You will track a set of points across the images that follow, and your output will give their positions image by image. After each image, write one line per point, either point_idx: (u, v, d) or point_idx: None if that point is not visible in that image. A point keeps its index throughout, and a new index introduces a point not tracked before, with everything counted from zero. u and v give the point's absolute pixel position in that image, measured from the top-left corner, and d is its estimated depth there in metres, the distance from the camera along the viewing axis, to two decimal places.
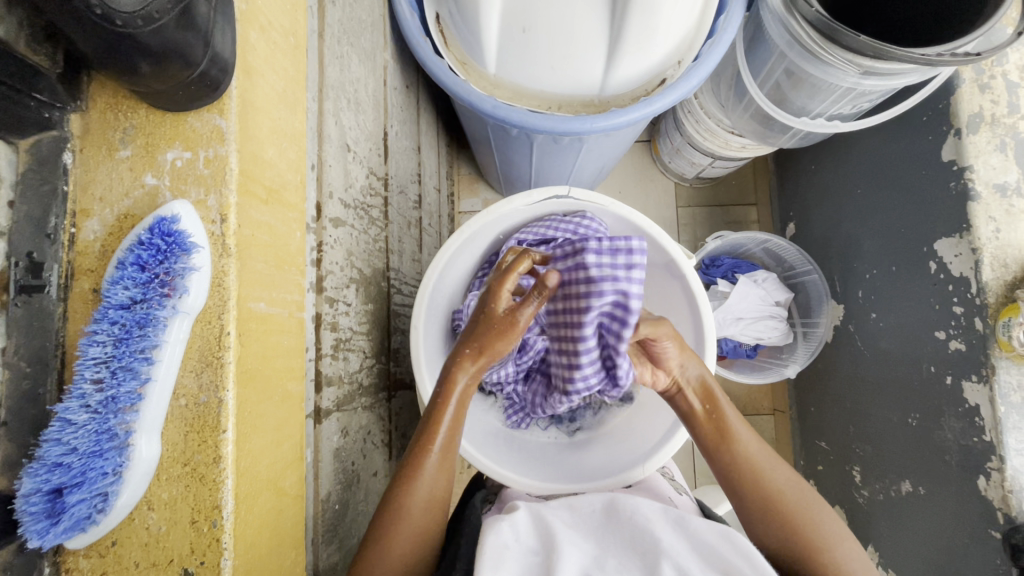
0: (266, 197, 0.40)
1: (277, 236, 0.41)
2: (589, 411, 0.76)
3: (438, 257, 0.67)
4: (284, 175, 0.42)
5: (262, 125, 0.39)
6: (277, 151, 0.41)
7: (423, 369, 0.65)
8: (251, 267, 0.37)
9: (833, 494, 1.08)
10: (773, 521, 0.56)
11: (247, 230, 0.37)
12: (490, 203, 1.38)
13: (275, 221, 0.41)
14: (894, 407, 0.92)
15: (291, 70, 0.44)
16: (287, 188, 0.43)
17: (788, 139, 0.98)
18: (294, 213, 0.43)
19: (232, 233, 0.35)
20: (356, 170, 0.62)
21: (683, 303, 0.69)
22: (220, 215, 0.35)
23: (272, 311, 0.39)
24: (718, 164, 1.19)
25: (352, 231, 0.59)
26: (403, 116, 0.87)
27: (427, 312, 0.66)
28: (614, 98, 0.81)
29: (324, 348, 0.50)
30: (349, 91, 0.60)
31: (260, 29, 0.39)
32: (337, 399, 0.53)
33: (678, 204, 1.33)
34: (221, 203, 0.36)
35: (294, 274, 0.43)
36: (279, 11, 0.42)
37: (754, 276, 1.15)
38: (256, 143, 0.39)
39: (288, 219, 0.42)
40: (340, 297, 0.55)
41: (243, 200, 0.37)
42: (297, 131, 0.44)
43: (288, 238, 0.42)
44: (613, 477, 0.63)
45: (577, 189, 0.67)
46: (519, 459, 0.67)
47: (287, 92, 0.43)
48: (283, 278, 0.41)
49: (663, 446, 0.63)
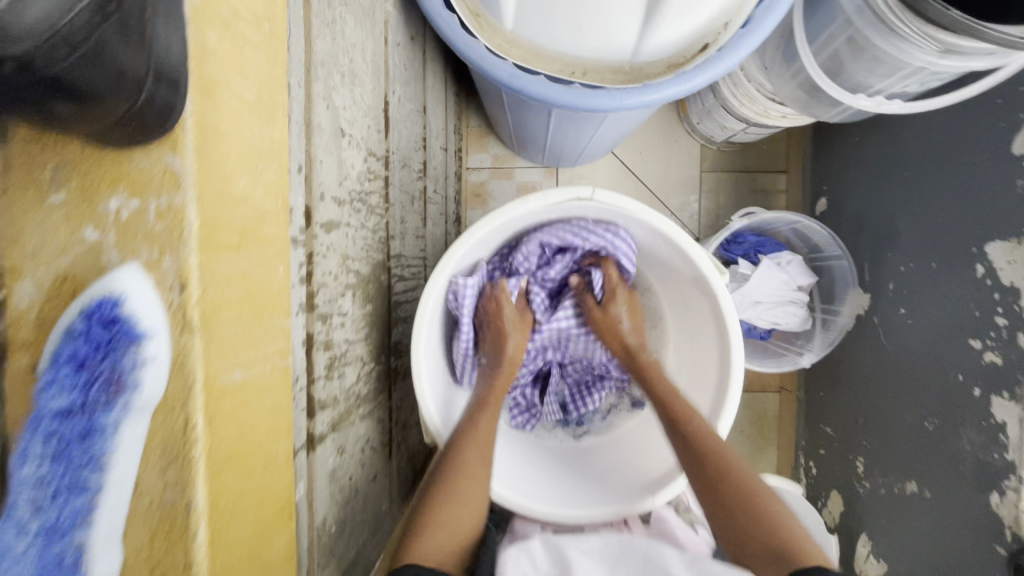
0: (239, 239, 0.34)
1: (254, 285, 0.36)
2: (599, 415, 0.75)
3: (449, 254, 0.58)
4: (262, 207, 0.36)
5: (233, 150, 0.33)
6: (251, 175, 0.35)
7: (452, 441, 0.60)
8: (215, 335, 0.33)
9: (833, 479, 1.13)
10: (710, 487, 0.56)
11: (213, 290, 0.32)
12: (501, 160, 1.33)
13: (251, 262, 0.36)
14: (910, 408, 0.91)
15: (267, 65, 0.36)
16: (268, 216, 0.37)
17: (836, 113, 0.89)
18: (275, 247, 0.38)
19: (195, 302, 0.31)
20: (352, 156, 0.55)
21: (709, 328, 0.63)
22: (178, 283, 0.31)
23: (250, 375, 0.36)
24: (752, 129, 1.11)
25: (348, 231, 0.53)
26: (408, 78, 0.78)
27: (432, 307, 0.60)
28: (647, 65, 0.71)
29: (317, 371, 0.47)
30: (343, 63, 0.52)
31: (222, 25, 0.32)
32: (333, 420, 0.50)
33: (702, 167, 1.33)
34: (179, 265, 0.30)
35: (272, 318, 0.39)
36: None
37: (778, 258, 1.09)
38: (223, 178, 0.33)
39: (267, 259, 0.37)
40: (336, 309, 0.50)
41: (207, 256, 0.32)
42: (279, 141, 0.38)
43: (268, 281, 0.38)
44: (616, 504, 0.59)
45: (601, 192, 0.54)
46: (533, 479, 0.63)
47: (264, 96, 0.36)
48: (260, 328, 0.37)
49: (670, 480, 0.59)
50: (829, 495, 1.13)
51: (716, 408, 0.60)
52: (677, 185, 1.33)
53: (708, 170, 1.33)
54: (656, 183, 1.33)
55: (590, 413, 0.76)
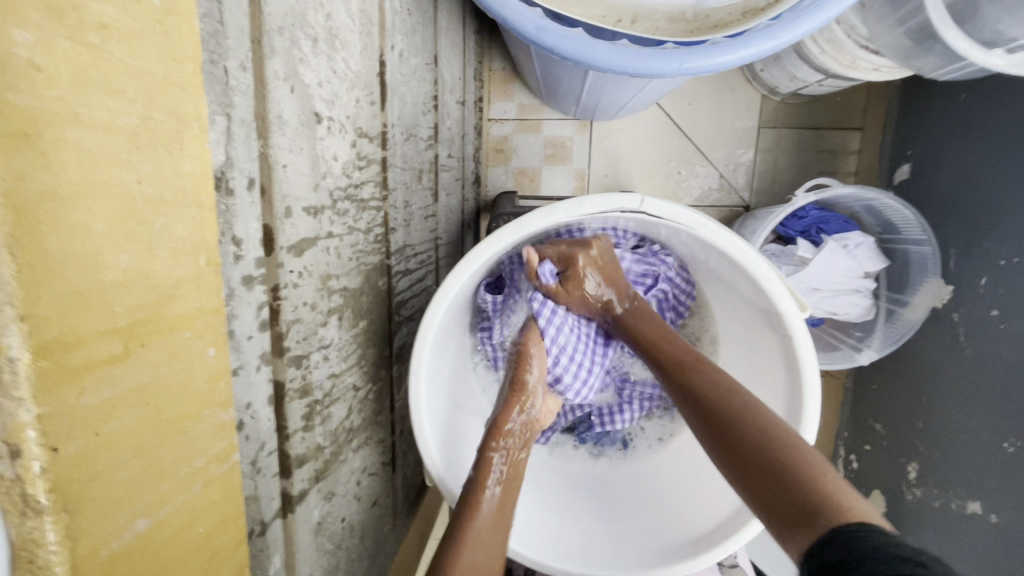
0: (126, 341, 0.21)
1: (167, 399, 0.23)
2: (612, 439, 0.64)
3: (446, 285, 0.46)
4: (173, 280, 0.23)
5: (97, 213, 0.19)
6: (141, 242, 0.21)
7: (436, 463, 0.48)
8: (81, 503, 0.19)
9: (875, 478, 1.04)
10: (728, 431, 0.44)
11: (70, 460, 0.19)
12: (526, 110, 1.17)
13: (152, 365, 0.22)
14: (987, 423, 0.80)
15: (185, 56, 0.23)
16: (178, 290, 0.23)
17: (952, 70, 0.71)
18: (204, 327, 0.25)
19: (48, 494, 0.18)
20: (337, 145, 0.44)
21: (775, 375, 0.47)
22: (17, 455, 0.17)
23: (169, 532, 0.24)
24: (829, 80, 0.92)
25: (329, 242, 0.43)
26: (413, 24, 0.63)
27: (439, 316, 0.47)
28: (714, 14, 0.56)
29: (292, 425, 0.39)
30: (320, 24, 0.40)
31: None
32: (316, 471, 0.43)
33: (761, 122, 1.14)
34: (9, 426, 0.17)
35: (197, 426, 0.25)
36: None
37: (844, 240, 0.95)
38: (73, 265, 0.19)
39: (190, 352, 0.24)
40: (314, 344, 0.41)
41: (55, 406, 0.18)
42: (192, 175, 0.24)
43: (191, 382, 0.25)
44: (669, 548, 0.49)
45: (651, 200, 0.43)
46: (547, 527, 0.52)
47: (152, 118, 0.22)
48: (177, 451, 0.24)
49: (717, 544, 0.47)
50: (868, 493, 1.05)
51: None
52: (729, 142, 1.15)
53: (766, 125, 1.14)
54: (704, 140, 1.16)
55: (609, 434, 0.64)
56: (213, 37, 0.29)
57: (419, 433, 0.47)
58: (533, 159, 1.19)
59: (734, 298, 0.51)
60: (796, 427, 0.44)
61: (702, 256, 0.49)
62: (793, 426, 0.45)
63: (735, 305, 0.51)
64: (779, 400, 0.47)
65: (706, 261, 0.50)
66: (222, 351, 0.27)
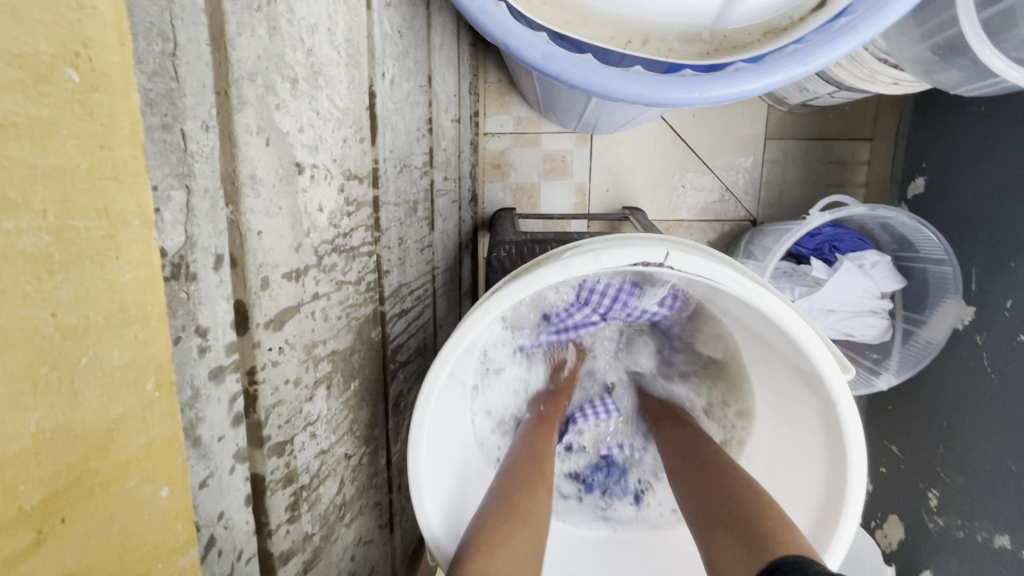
0: (38, 525, 0.17)
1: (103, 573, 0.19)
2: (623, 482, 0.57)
3: (446, 348, 0.41)
4: (107, 425, 0.19)
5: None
6: (57, 393, 0.17)
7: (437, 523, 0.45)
8: None
9: (893, 502, 1.00)
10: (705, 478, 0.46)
11: None
12: (524, 123, 1.12)
13: (80, 539, 0.18)
14: (1014, 453, 0.76)
15: (115, 141, 0.18)
16: (115, 434, 0.19)
17: (978, 87, 0.67)
18: (154, 469, 0.21)
19: None
20: (323, 194, 0.39)
21: (818, 434, 0.44)
22: None
23: None
24: (842, 93, 0.88)
25: (314, 305, 0.38)
26: (405, 46, 0.58)
27: (441, 380, 0.43)
28: (733, 34, 0.51)
29: (275, 520, 0.35)
30: (300, 62, 0.35)
31: None
32: (304, 562, 0.39)
33: (768, 133, 1.10)
34: None
35: None
36: (61, 9, 0.17)
37: (860, 259, 0.91)
38: None
39: (136, 503, 0.20)
40: (299, 424, 0.37)
41: None
42: (133, 286, 0.20)
43: (137, 539, 0.21)
44: None
45: (676, 252, 0.38)
46: None
47: (71, 229, 0.17)
48: None
49: None
50: (885, 517, 1.02)
51: (817, 540, 0.42)
52: (736, 154, 1.11)
53: (774, 136, 1.10)
54: (709, 152, 1.11)
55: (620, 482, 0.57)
56: (165, 97, 0.24)
57: (419, 504, 0.44)
58: (532, 174, 1.14)
59: (765, 347, 0.47)
60: (839, 499, 0.41)
61: (729, 307, 0.45)
62: (837, 501, 0.41)
63: (767, 358, 0.48)
64: (822, 465, 0.43)
65: (734, 311, 0.45)
66: (178, 487, 0.22)
